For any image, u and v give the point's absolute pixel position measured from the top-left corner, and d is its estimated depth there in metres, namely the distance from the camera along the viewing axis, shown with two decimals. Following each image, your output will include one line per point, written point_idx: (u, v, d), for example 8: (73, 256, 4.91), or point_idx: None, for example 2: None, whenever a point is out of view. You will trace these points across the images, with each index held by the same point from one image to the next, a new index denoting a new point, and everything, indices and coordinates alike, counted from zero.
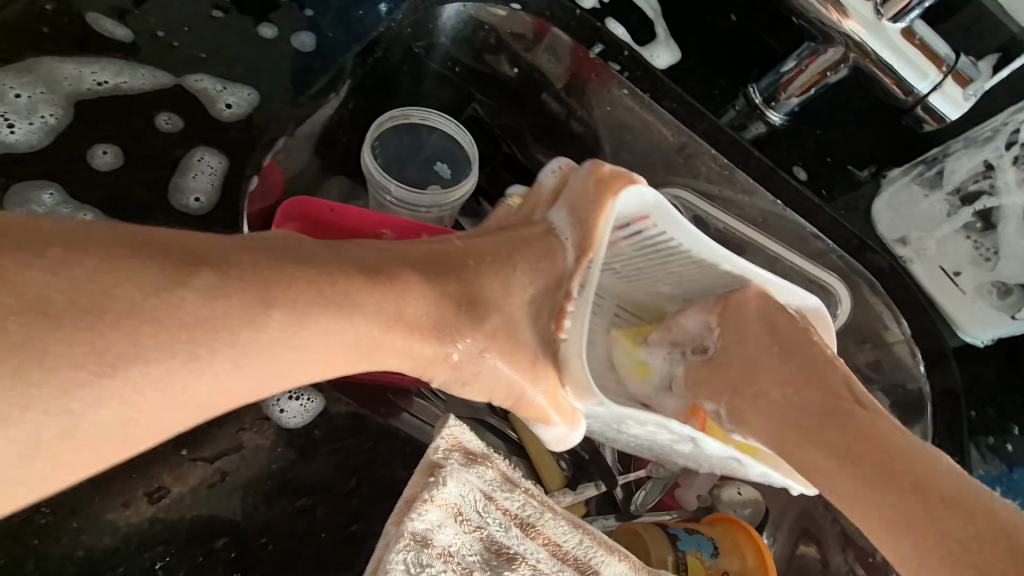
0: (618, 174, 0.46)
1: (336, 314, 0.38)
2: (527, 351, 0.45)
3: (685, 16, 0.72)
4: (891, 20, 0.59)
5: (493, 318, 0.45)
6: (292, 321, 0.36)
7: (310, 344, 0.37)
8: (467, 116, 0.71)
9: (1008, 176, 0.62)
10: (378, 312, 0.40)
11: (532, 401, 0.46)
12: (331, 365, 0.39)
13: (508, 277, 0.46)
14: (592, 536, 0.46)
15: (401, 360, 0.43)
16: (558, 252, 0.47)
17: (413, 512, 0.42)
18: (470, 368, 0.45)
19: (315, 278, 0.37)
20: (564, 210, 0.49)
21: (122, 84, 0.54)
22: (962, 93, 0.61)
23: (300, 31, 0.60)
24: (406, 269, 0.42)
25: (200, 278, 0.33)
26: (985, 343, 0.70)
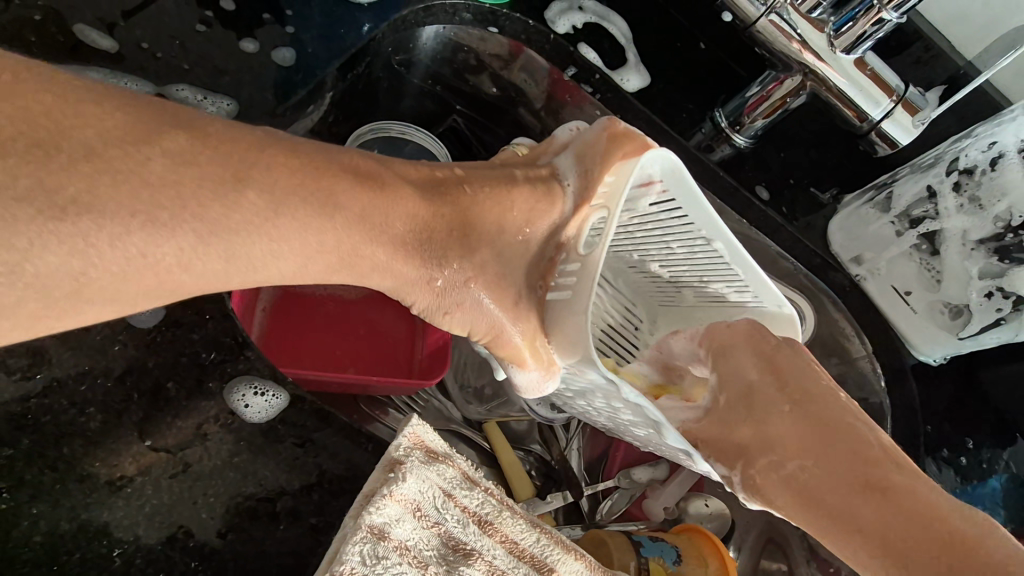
0: (632, 133, 0.46)
1: (315, 211, 0.38)
2: (512, 288, 0.48)
3: (656, 43, 0.75)
4: (845, 52, 0.63)
5: (483, 250, 0.46)
6: (266, 205, 0.36)
7: (289, 241, 0.37)
8: (447, 126, 0.76)
9: (948, 202, 0.65)
10: (360, 217, 0.40)
11: (511, 340, 0.48)
12: (317, 262, 0.40)
13: (502, 211, 0.47)
14: (550, 536, 0.49)
15: (384, 278, 0.45)
16: (559, 192, 0.48)
17: (371, 506, 0.43)
18: (455, 297, 0.47)
19: (297, 167, 0.37)
20: (571, 156, 0.50)
21: (105, 92, 0.55)
22: (911, 121, 0.65)
23: (283, 47, 0.60)
24: (407, 189, 0.43)
25: (174, 144, 0.33)
26: (939, 362, 0.72)
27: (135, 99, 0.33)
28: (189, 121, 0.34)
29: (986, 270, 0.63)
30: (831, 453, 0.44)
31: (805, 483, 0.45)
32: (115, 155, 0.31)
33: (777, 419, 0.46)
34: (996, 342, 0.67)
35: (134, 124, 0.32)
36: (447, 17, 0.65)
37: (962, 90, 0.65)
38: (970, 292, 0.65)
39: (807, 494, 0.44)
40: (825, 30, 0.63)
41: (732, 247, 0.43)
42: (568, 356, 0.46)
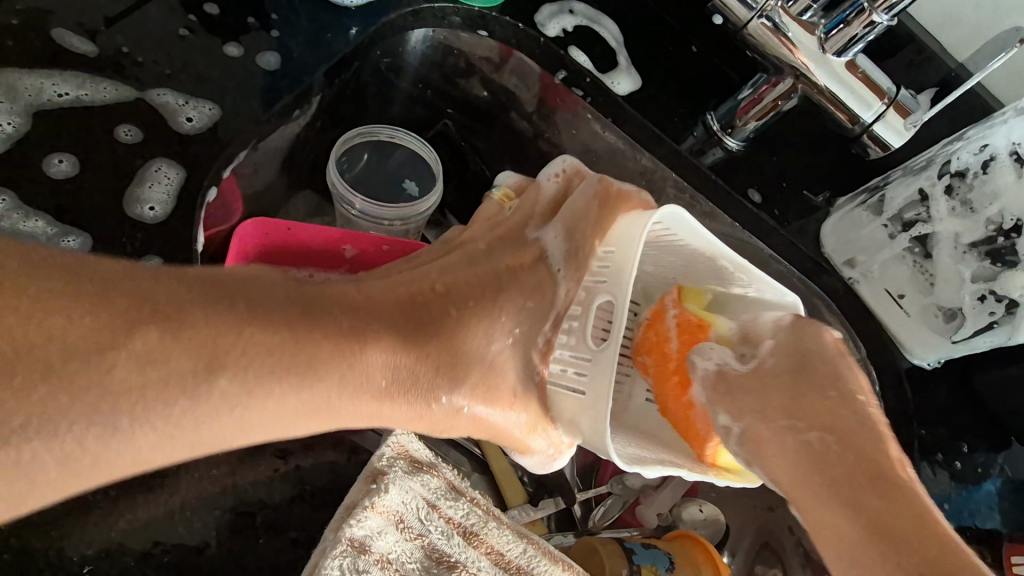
0: (624, 195, 0.53)
1: (293, 383, 0.40)
2: (508, 393, 0.51)
3: (647, 47, 0.75)
4: (836, 55, 0.63)
5: (475, 368, 0.50)
6: (239, 386, 0.38)
7: (269, 415, 0.40)
8: (435, 132, 0.75)
9: (940, 205, 0.64)
10: (340, 384, 0.42)
11: (513, 433, 0.53)
12: (304, 421, 0.42)
13: (491, 321, 0.51)
14: (537, 546, 0.49)
15: (374, 420, 0.46)
16: (550, 280, 0.53)
17: (352, 518, 0.44)
18: (451, 418, 0.50)
19: (276, 338, 0.40)
20: (560, 231, 0.55)
21: (83, 97, 0.54)
22: (903, 123, 0.64)
23: (268, 51, 0.60)
24: (380, 330, 0.46)
25: (148, 338, 0.35)
26: (934, 365, 0.72)
27: (90, 270, 0.35)
28: (160, 301, 0.36)
29: (979, 273, 0.64)
30: (844, 433, 0.43)
31: (810, 447, 0.44)
32: (79, 371, 0.33)
33: (776, 384, 0.47)
34: (988, 346, 0.66)
35: (105, 310, 0.34)
36: (435, 20, 0.64)
37: (959, 89, 0.64)
38: (963, 295, 0.65)
39: (814, 456, 0.43)
40: (815, 33, 0.63)
41: (732, 260, 0.49)
42: (575, 438, 0.50)
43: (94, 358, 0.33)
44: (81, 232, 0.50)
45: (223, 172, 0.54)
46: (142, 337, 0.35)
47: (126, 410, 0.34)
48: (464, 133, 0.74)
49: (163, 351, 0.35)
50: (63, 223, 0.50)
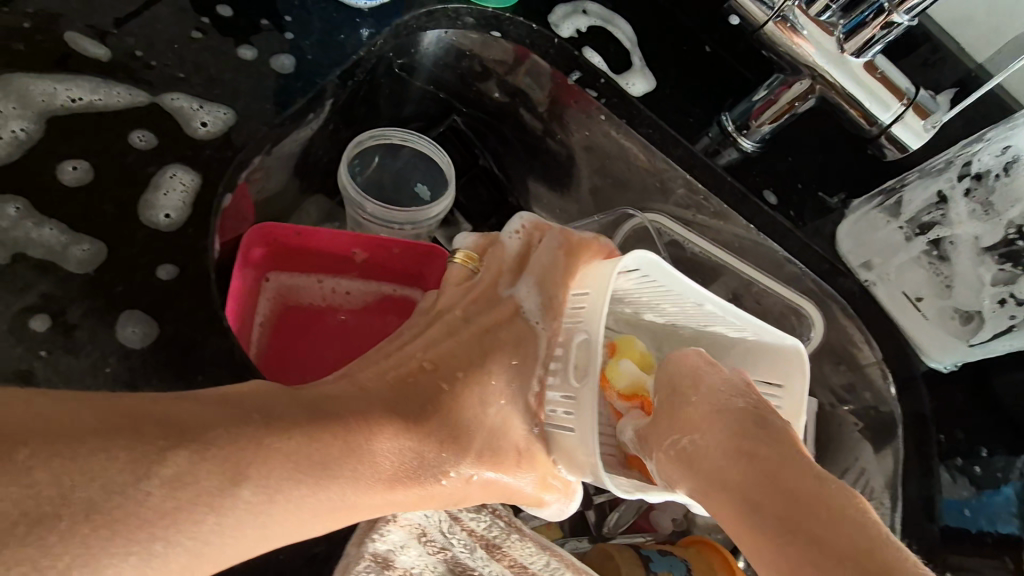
0: (588, 240, 0.54)
1: (308, 487, 0.37)
2: (513, 458, 0.49)
3: (660, 48, 0.74)
4: (854, 55, 0.62)
5: (476, 440, 0.47)
6: (262, 497, 0.35)
7: (284, 522, 0.36)
8: (448, 126, 0.75)
9: (959, 208, 0.64)
10: (351, 483, 0.40)
11: (524, 491, 0.50)
12: (314, 525, 0.38)
13: (485, 387, 0.48)
14: (560, 558, 0.50)
15: (386, 512, 0.43)
16: (532, 335, 0.51)
17: (376, 533, 0.46)
18: (461, 493, 0.47)
19: (291, 444, 0.37)
20: (533, 286, 0.53)
21: (95, 101, 0.54)
22: (922, 124, 0.63)
23: (281, 53, 0.59)
24: (383, 415, 0.43)
25: (176, 464, 0.31)
26: (951, 368, 0.71)
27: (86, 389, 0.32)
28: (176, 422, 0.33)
29: (999, 277, 0.63)
30: (762, 451, 0.41)
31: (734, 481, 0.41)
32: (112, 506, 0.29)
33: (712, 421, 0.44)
34: (1007, 349, 0.66)
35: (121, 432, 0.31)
36: (449, 21, 0.63)
37: (982, 88, 0.63)
38: (982, 298, 0.64)
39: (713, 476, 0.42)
40: (834, 34, 0.62)
41: (720, 305, 0.48)
42: (576, 473, 0.48)
43: (125, 495, 0.29)
44: (94, 240, 0.50)
45: (238, 178, 0.54)
46: (174, 464, 0.31)
47: (164, 532, 0.30)
48: (476, 131, 0.75)
49: (194, 475, 0.32)
50: (76, 231, 0.50)
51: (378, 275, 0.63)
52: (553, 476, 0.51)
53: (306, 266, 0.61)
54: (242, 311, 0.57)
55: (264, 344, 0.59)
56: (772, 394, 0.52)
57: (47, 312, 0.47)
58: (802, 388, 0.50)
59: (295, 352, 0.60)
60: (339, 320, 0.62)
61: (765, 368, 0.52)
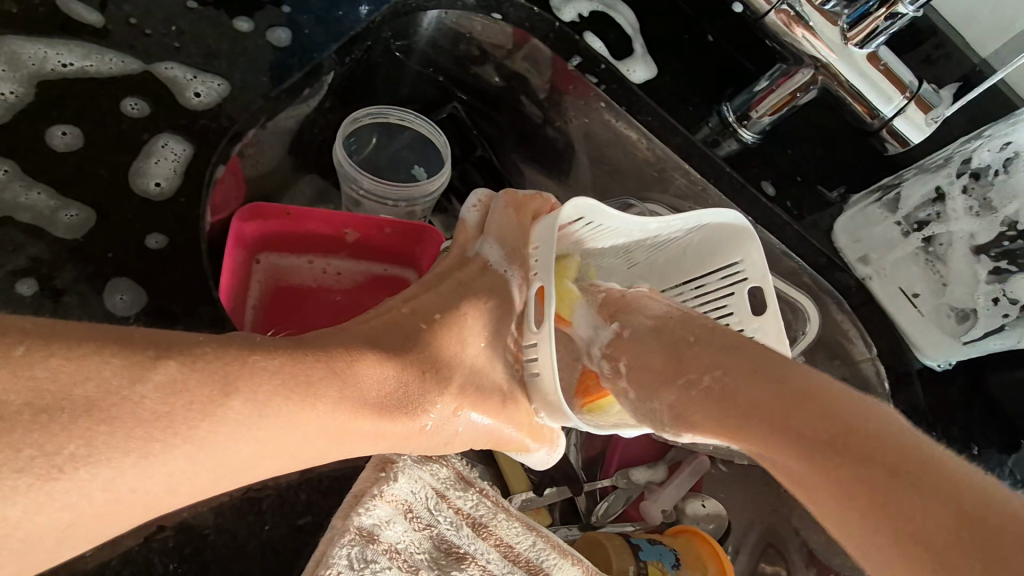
0: (530, 197, 0.54)
1: (298, 403, 0.36)
2: (496, 399, 0.49)
3: (662, 35, 0.73)
4: (858, 46, 0.62)
5: (458, 375, 0.46)
6: (252, 412, 0.34)
7: (276, 439, 0.36)
8: (447, 113, 0.75)
9: (957, 204, 0.63)
10: (344, 399, 0.39)
11: (508, 435, 0.50)
12: (313, 447, 0.38)
13: (467, 326, 0.48)
14: (545, 539, 0.51)
15: (376, 443, 0.43)
16: (505, 284, 0.51)
17: (360, 507, 0.46)
18: (446, 431, 0.47)
19: (275, 364, 0.36)
20: (494, 243, 0.52)
21: (87, 67, 0.53)
22: (924, 118, 0.63)
23: (279, 27, 0.58)
24: (365, 348, 0.42)
25: (166, 377, 0.32)
26: (944, 367, 0.71)
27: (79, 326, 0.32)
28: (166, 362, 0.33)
29: (994, 275, 0.63)
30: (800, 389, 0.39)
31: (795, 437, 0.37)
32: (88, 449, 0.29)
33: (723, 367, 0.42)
34: (999, 348, 0.66)
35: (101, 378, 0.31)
36: (448, 2, 0.62)
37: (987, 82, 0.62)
38: (977, 297, 0.64)
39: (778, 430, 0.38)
40: (839, 24, 0.62)
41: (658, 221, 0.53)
42: (559, 419, 0.48)
43: (115, 405, 0.30)
44: (83, 206, 0.49)
45: (232, 151, 0.52)
46: (166, 372, 0.32)
47: (162, 436, 0.31)
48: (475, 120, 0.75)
49: (186, 382, 0.32)
50: (65, 196, 0.49)
51: (370, 254, 0.63)
52: (538, 421, 0.51)
53: (296, 246, 0.61)
54: (233, 285, 0.56)
55: (258, 323, 0.59)
56: (736, 270, 0.56)
57: (35, 277, 0.47)
58: (758, 253, 0.54)
59: (288, 328, 0.60)
60: (330, 299, 0.62)
61: (725, 252, 0.56)
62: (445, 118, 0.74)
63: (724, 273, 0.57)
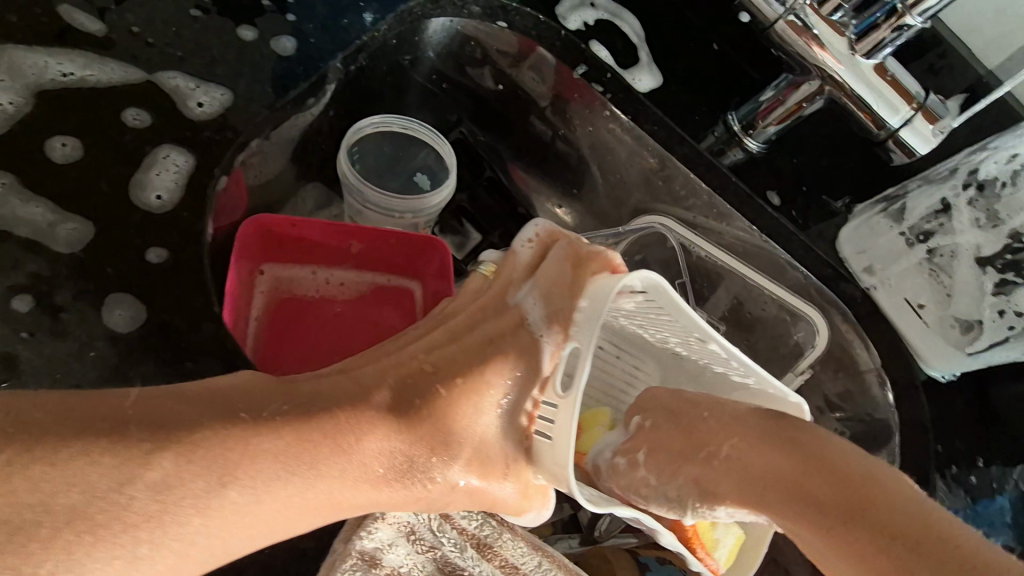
0: (592, 253, 0.48)
1: (297, 484, 0.38)
2: (502, 466, 0.46)
3: (667, 45, 0.73)
4: (864, 57, 0.61)
5: (467, 447, 0.45)
6: (250, 496, 0.36)
7: (275, 514, 0.37)
8: (454, 139, 0.73)
9: (963, 216, 0.63)
10: (343, 478, 0.40)
11: (501, 494, 0.47)
12: (313, 518, 0.40)
13: (482, 394, 0.45)
14: (551, 559, 0.49)
15: (373, 507, 0.43)
16: (538, 348, 0.46)
17: (362, 531, 0.46)
18: (445, 499, 0.45)
19: (275, 449, 0.37)
20: (539, 299, 0.47)
21: (88, 77, 0.52)
22: (931, 130, 0.63)
23: (283, 35, 0.58)
24: (375, 415, 0.42)
25: (163, 465, 0.34)
26: (947, 378, 0.71)
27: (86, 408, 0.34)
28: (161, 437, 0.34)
29: (998, 288, 0.62)
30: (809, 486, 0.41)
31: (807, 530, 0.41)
32: None
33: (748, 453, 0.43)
34: (1005, 359, 0.65)
35: None
36: (454, 10, 0.62)
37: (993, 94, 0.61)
38: (982, 308, 0.63)
39: (792, 506, 0.41)
40: (846, 35, 0.61)
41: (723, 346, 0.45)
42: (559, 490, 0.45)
43: (109, 482, 0.32)
44: (82, 219, 0.48)
45: (234, 162, 0.51)
46: (160, 467, 0.34)
47: (150, 534, 0.33)
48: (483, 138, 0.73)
49: (179, 477, 0.34)
50: (64, 209, 0.48)
51: (374, 266, 0.62)
52: (535, 485, 0.47)
53: (301, 259, 0.60)
54: (239, 302, 0.56)
55: (262, 342, 0.58)
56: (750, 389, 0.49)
57: (33, 293, 0.46)
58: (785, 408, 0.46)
59: (294, 347, 0.59)
60: (335, 311, 0.61)
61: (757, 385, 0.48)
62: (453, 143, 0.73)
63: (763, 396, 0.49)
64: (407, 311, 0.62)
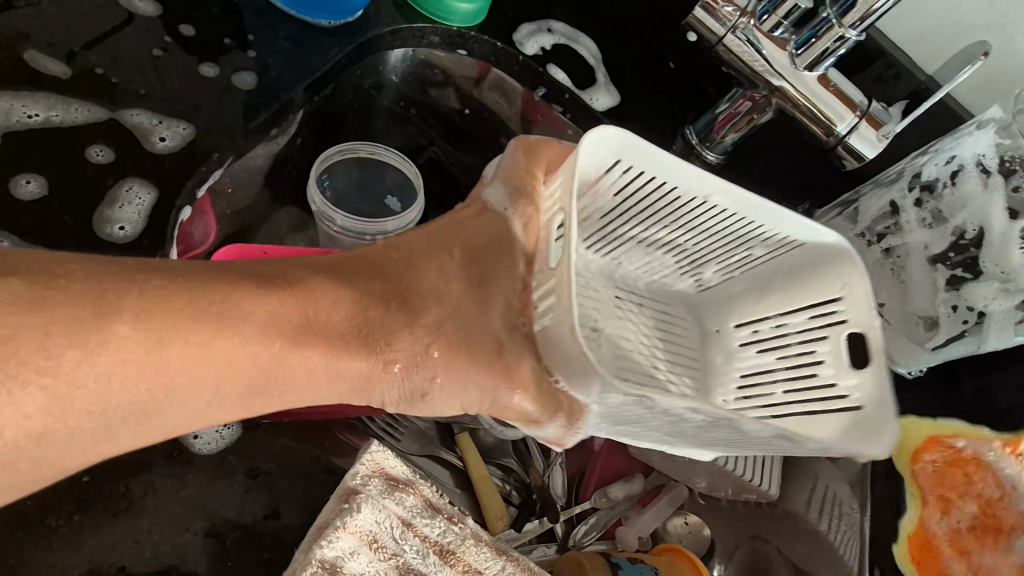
0: (543, 142, 0.51)
1: (210, 329, 0.38)
2: (472, 343, 0.46)
3: (624, 65, 0.76)
4: (807, 69, 0.64)
5: (429, 315, 0.46)
6: (141, 333, 0.36)
7: (193, 367, 0.38)
8: (426, 159, 0.74)
9: (910, 216, 0.65)
10: (272, 325, 0.40)
11: (510, 403, 0.46)
12: (239, 375, 0.40)
13: (438, 272, 0.48)
14: (515, 564, 0.51)
15: (341, 376, 0.44)
16: (502, 224, 0.49)
17: (323, 539, 0.47)
18: (421, 376, 0.47)
19: (173, 287, 0.37)
20: (499, 185, 0.49)
21: (54, 117, 0.54)
22: (876, 135, 0.65)
23: (244, 71, 0.60)
24: (320, 279, 0.44)
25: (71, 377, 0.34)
26: (912, 374, 0.71)
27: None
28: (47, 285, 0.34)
29: (952, 283, 0.63)
30: None
31: None
32: None
33: None
34: (962, 354, 0.65)
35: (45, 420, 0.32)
36: (414, 41, 0.66)
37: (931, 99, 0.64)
38: (938, 305, 0.64)
39: None
40: (787, 49, 0.64)
41: (723, 189, 0.47)
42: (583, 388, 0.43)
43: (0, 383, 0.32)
44: (48, 252, 0.51)
45: (198, 191, 0.54)
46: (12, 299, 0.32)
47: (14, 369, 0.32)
48: (453, 161, 0.74)
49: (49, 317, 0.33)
50: (29, 242, 0.50)
51: None
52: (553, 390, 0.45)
53: None
54: None
55: None
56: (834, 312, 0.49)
57: None
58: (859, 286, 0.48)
59: None
60: None
61: (817, 280, 0.50)
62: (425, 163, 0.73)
63: (818, 309, 0.50)
64: None
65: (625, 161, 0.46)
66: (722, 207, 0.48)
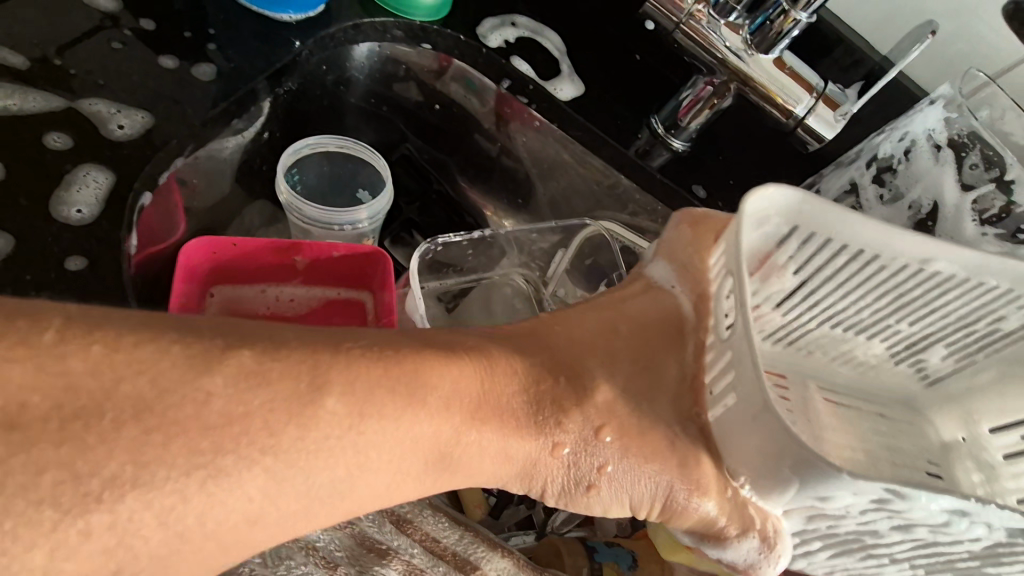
0: (708, 215, 0.47)
1: (404, 402, 0.34)
2: (661, 435, 0.41)
3: (588, 56, 0.77)
4: (764, 53, 0.66)
5: (608, 410, 0.41)
6: (350, 413, 0.32)
7: (383, 452, 0.34)
8: (400, 154, 0.79)
9: (869, 193, 0.66)
10: (456, 398, 0.37)
11: (700, 509, 0.40)
12: (405, 460, 0.35)
13: (611, 365, 0.43)
14: (472, 533, 0.53)
15: (498, 462, 0.40)
16: (670, 304, 0.45)
17: None
18: (584, 472, 0.41)
19: (379, 356, 0.34)
20: (664, 261, 0.47)
21: (10, 105, 0.55)
22: (832, 115, 0.67)
23: (204, 63, 0.61)
24: (495, 352, 0.40)
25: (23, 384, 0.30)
26: None
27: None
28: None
29: None
30: None
31: None
32: None
33: None
34: None
35: None
36: (379, 36, 0.69)
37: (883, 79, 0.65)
38: None
39: None
40: (741, 33, 0.66)
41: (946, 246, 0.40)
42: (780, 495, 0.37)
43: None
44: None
45: (158, 177, 0.56)
46: None
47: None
48: (426, 159, 0.79)
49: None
50: None
51: (321, 280, 0.65)
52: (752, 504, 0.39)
53: (251, 278, 0.63)
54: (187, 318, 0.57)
55: None
56: None
57: None
58: None
59: None
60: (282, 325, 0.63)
61: None
62: (398, 159, 0.79)
63: None
64: (355, 319, 0.65)
65: (805, 227, 0.40)
66: (945, 276, 0.42)
